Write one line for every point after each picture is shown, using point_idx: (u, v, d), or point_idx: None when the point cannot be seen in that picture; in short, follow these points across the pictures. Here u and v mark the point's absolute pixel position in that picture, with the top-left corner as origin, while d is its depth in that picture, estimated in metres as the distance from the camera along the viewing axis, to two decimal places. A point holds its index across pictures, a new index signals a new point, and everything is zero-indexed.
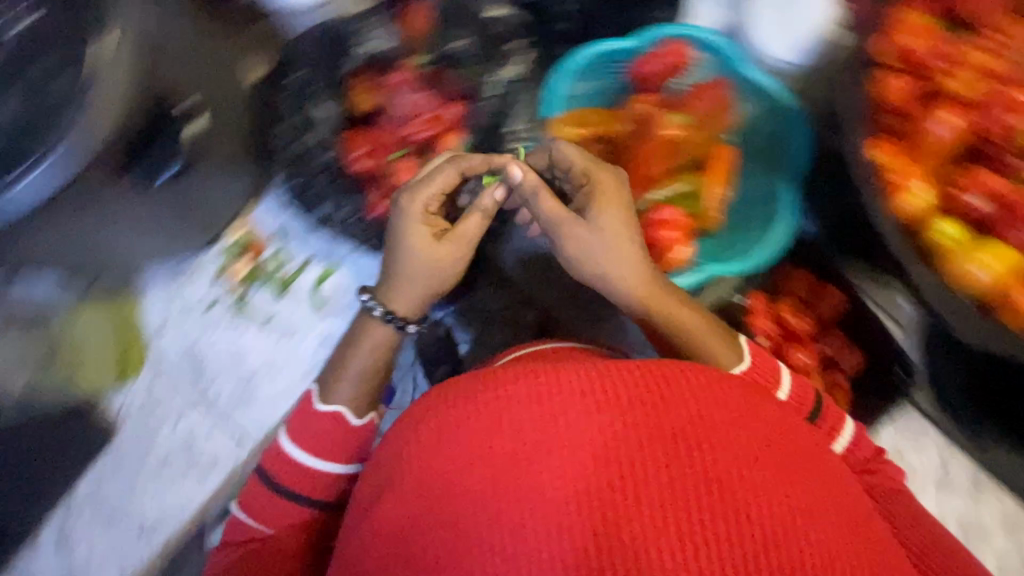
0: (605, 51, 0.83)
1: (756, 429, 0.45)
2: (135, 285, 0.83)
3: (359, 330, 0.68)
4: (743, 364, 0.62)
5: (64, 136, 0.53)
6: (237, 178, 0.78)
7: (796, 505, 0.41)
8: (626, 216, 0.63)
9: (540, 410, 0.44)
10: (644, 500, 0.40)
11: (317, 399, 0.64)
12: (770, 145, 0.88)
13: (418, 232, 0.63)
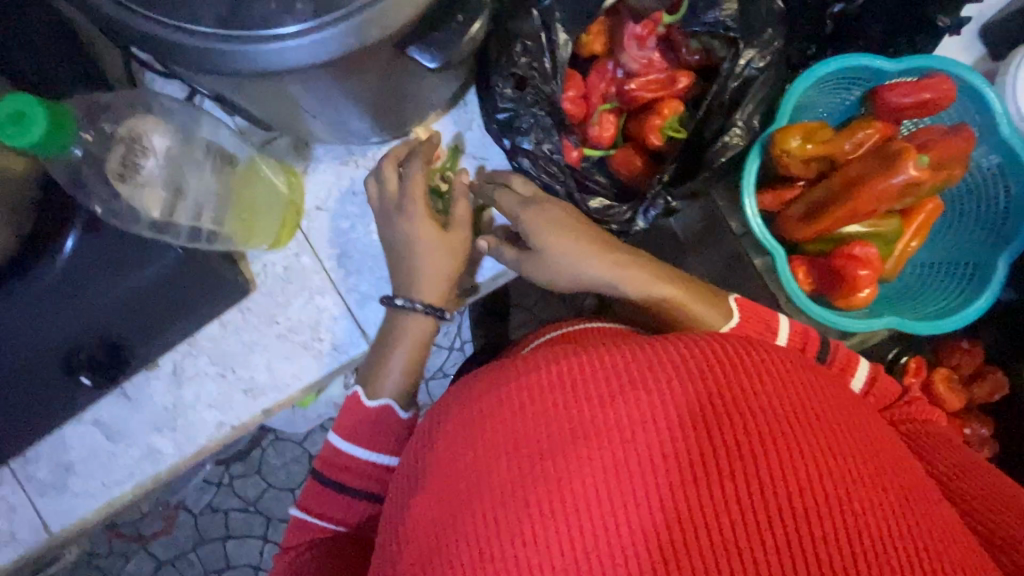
0: (858, 64, 0.71)
1: (866, 456, 0.40)
2: (307, 159, 0.84)
3: (398, 327, 0.71)
4: (731, 322, 0.63)
5: (351, 13, 0.48)
6: (446, 87, 0.75)
7: (849, 511, 0.38)
8: (564, 219, 0.65)
9: (624, 393, 0.42)
10: (697, 501, 0.39)
11: (364, 396, 0.67)
12: (987, 211, 0.75)
13: (419, 224, 0.69)
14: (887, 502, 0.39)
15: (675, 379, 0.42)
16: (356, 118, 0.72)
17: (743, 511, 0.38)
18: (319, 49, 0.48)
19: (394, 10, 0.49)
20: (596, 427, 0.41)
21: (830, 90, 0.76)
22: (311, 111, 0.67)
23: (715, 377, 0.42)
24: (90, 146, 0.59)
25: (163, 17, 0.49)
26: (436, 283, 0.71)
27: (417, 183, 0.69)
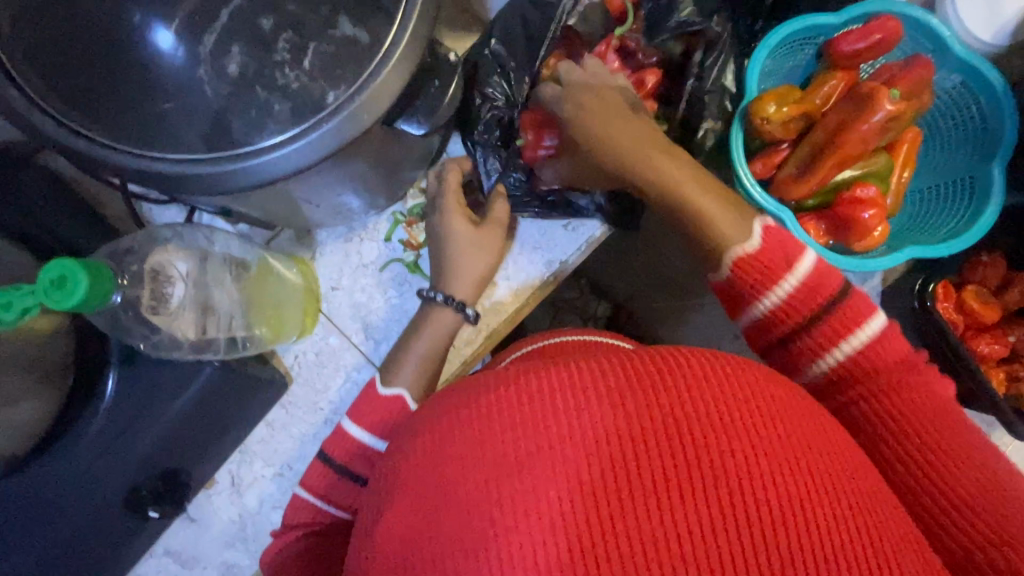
0: (809, 24, 0.74)
1: (775, 433, 0.41)
2: (313, 246, 0.86)
3: (422, 317, 0.75)
4: (755, 245, 0.60)
5: (337, 112, 0.54)
6: (432, 141, 0.78)
7: (776, 487, 0.39)
8: (621, 106, 0.68)
9: (555, 403, 0.42)
10: (623, 507, 0.39)
11: (379, 383, 0.71)
12: (966, 130, 0.78)
13: (454, 219, 0.74)
14: (796, 474, 0.39)
15: (595, 383, 0.42)
16: (353, 197, 0.75)
17: (647, 505, 0.39)
18: (319, 145, 0.54)
19: (377, 92, 0.54)
20: (522, 443, 0.41)
21: (787, 55, 0.79)
22: (309, 201, 0.71)
23: (637, 382, 0.42)
24: (127, 290, 0.62)
25: (171, 151, 0.54)
26: (462, 280, 0.74)
27: (450, 184, 0.75)
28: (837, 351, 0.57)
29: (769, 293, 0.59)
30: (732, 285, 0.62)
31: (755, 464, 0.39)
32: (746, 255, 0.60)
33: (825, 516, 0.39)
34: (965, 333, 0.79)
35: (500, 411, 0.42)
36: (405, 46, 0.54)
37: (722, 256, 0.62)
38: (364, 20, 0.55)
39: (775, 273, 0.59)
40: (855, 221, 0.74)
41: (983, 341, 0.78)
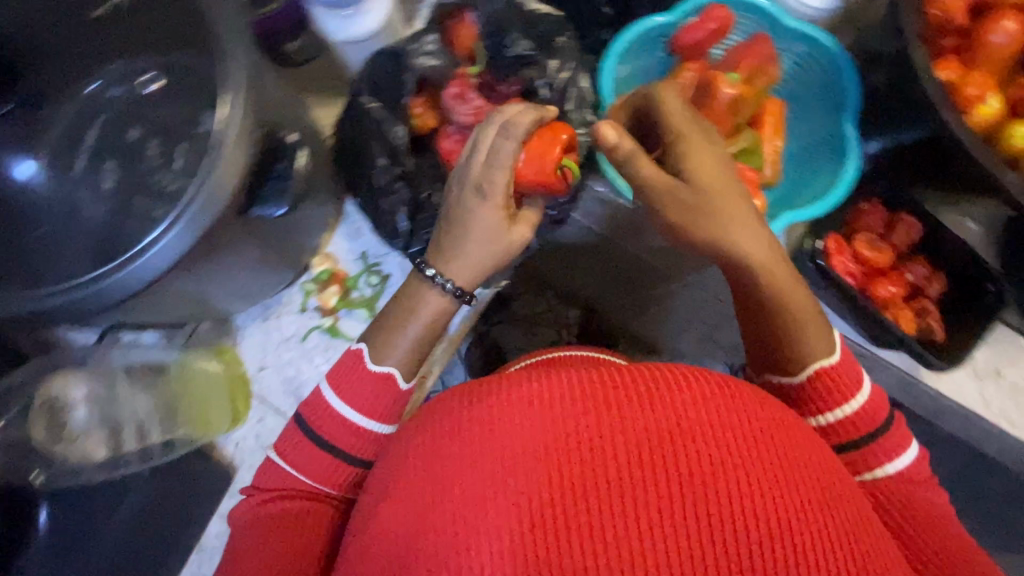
0: (647, 25, 0.77)
1: (731, 430, 0.44)
2: (233, 332, 0.87)
3: (416, 293, 0.67)
4: (832, 358, 0.62)
5: (194, 194, 0.52)
6: (322, 208, 0.80)
7: (730, 473, 0.42)
8: (718, 158, 0.63)
9: (515, 421, 0.45)
10: (585, 511, 0.41)
11: (370, 359, 0.67)
12: (821, 91, 0.81)
13: (491, 207, 0.62)
14: (742, 468, 0.42)
15: (556, 398, 0.45)
16: (254, 279, 0.76)
17: (611, 512, 0.41)
18: (185, 235, 0.53)
19: (221, 177, 0.52)
20: (488, 459, 0.43)
21: (640, 57, 0.81)
22: (205, 296, 0.72)
23: (602, 396, 0.45)
24: (11, 429, 0.82)
25: (45, 287, 0.55)
26: (475, 269, 0.65)
27: (508, 164, 0.60)
28: (872, 471, 0.61)
29: (827, 411, 0.62)
30: (796, 389, 0.64)
31: (708, 455, 0.43)
32: (823, 369, 0.62)
33: (769, 510, 0.41)
34: (867, 281, 0.82)
35: (464, 431, 0.46)
36: (238, 127, 0.53)
37: (795, 366, 0.63)
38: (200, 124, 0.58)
39: (832, 396, 0.62)
40: None
41: (883, 285, 0.81)
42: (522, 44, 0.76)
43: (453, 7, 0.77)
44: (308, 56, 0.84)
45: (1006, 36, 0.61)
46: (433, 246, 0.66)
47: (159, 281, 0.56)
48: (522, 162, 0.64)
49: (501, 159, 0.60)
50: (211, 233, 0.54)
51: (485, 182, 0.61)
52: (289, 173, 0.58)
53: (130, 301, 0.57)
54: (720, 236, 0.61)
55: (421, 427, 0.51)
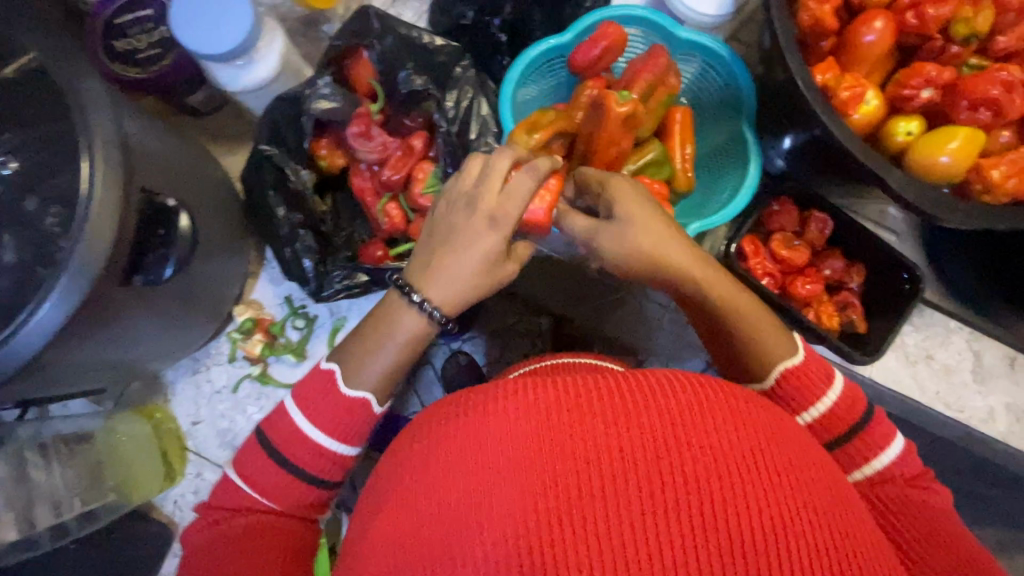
0: (542, 49, 0.77)
1: (740, 435, 0.39)
2: (163, 389, 0.86)
3: (392, 313, 0.60)
4: (797, 357, 0.59)
5: (63, 269, 0.50)
6: (237, 257, 0.79)
7: (744, 483, 0.37)
8: (648, 195, 0.64)
9: (514, 437, 0.39)
10: (586, 526, 0.36)
11: (341, 380, 0.60)
12: (722, 97, 0.82)
13: (492, 239, 0.57)
14: (767, 474, 0.38)
15: (560, 408, 0.40)
16: (171, 337, 0.75)
17: (614, 523, 0.36)
18: (62, 307, 0.51)
19: (89, 251, 0.50)
20: (474, 475, 0.39)
21: (540, 79, 0.82)
22: (118, 360, 0.70)
23: (597, 402, 0.40)
24: None
25: None
26: (463, 293, 0.58)
27: (525, 198, 0.56)
28: (868, 466, 0.56)
29: (807, 409, 0.58)
30: (769, 394, 0.60)
31: (721, 466, 0.38)
32: (790, 369, 0.59)
33: (793, 518, 0.36)
34: (786, 280, 0.83)
35: (461, 447, 0.40)
36: (99, 197, 0.51)
37: (762, 370, 0.60)
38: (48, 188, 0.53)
39: (806, 397, 0.58)
40: None
41: (802, 282, 0.82)
42: (416, 79, 0.75)
43: (350, 45, 0.75)
44: (217, 106, 0.87)
45: (879, 35, 0.61)
46: (411, 266, 0.60)
47: (47, 353, 0.54)
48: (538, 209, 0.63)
49: (519, 194, 0.56)
50: (91, 307, 0.53)
51: (500, 212, 0.56)
52: (175, 232, 0.57)
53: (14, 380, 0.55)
54: (669, 269, 0.60)
55: (411, 442, 0.46)
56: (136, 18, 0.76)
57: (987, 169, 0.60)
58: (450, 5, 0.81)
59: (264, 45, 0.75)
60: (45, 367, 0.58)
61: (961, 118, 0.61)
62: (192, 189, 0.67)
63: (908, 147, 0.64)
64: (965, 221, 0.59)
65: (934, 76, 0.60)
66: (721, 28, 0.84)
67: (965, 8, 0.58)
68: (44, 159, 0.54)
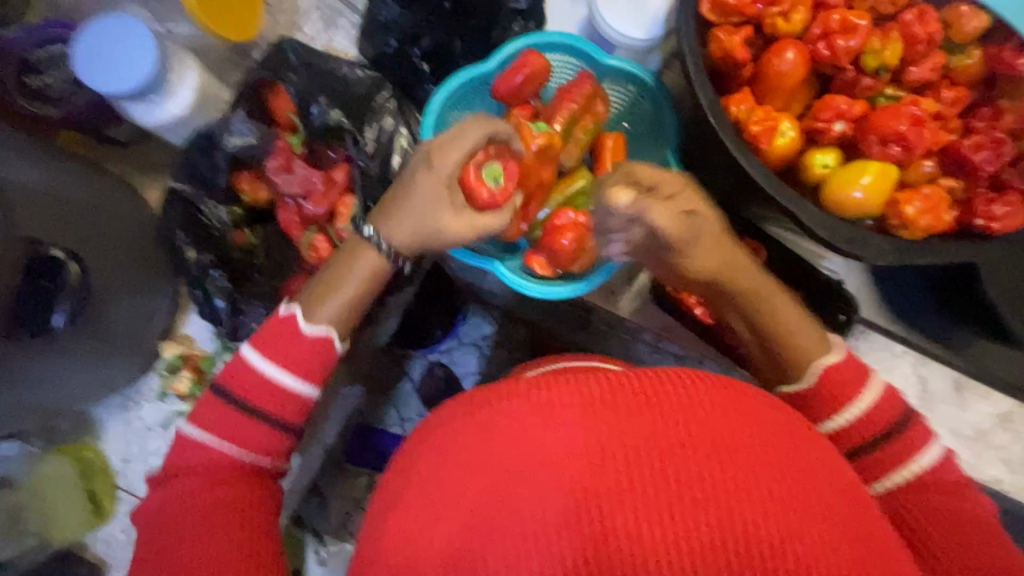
0: (465, 77, 0.75)
1: (773, 439, 0.38)
2: (92, 428, 0.84)
3: (357, 255, 0.60)
4: (835, 355, 0.56)
5: None
6: (157, 293, 0.78)
7: (788, 484, 0.36)
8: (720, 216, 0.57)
9: (542, 425, 0.37)
10: (632, 514, 0.34)
11: (301, 319, 0.56)
12: (655, 123, 0.80)
13: (432, 182, 0.57)
14: (796, 465, 0.37)
15: (588, 400, 0.38)
16: (88, 379, 0.73)
17: (658, 515, 0.34)
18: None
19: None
20: (511, 461, 0.36)
21: (468, 106, 0.80)
22: (29, 404, 0.69)
23: (643, 400, 0.38)
24: None
25: None
26: (411, 233, 0.58)
27: (467, 144, 0.58)
28: (889, 478, 0.53)
29: (840, 413, 0.54)
30: (803, 394, 0.56)
31: (764, 466, 0.36)
32: (828, 369, 0.55)
33: (831, 519, 0.35)
34: None
35: (481, 435, 0.38)
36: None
37: (798, 371, 0.56)
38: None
39: (838, 396, 0.54)
40: (561, 251, 0.73)
41: None
42: (331, 113, 0.75)
43: (263, 79, 0.75)
44: (142, 138, 0.85)
45: (793, 66, 0.60)
46: (377, 205, 0.61)
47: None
48: (472, 172, 0.60)
49: (462, 137, 0.58)
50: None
51: (435, 157, 0.58)
52: (65, 278, 0.57)
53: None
54: (715, 273, 0.57)
55: (418, 441, 0.43)
56: (48, 53, 0.75)
57: (902, 205, 0.59)
58: (370, 33, 0.80)
59: (176, 79, 0.73)
60: None
61: (873, 153, 0.59)
62: (92, 230, 0.66)
63: (826, 179, 0.62)
64: (879, 257, 0.57)
65: (844, 110, 0.59)
66: (652, 51, 0.83)
67: (873, 39, 0.57)
68: None
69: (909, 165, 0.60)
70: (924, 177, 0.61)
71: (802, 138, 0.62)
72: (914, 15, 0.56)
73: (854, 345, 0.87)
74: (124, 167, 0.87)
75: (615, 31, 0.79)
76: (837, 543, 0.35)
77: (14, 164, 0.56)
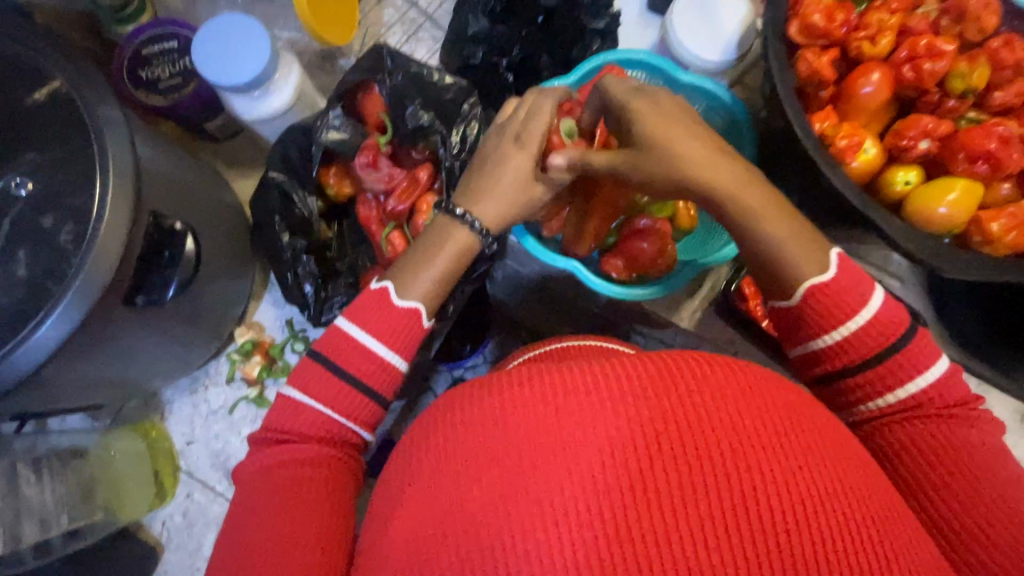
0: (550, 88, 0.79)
1: (785, 423, 0.38)
2: (160, 407, 0.86)
3: (442, 230, 0.59)
4: (826, 276, 0.49)
5: (76, 276, 0.53)
6: (239, 278, 0.81)
7: (804, 466, 0.36)
8: (687, 123, 0.54)
9: (561, 406, 0.38)
10: (654, 491, 0.35)
11: (393, 292, 0.56)
12: (726, 141, 0.84)
13: (523, 158, 0.58)
14: (814, 446, 0.37)
15: (605, 379, 0.39)
16: (171, 358, 0.75)
17: (681, 493, 0.35)
18: (64, 322, 0.53)
19: (92, 270, 0.53)
20: (538, 438, 0.37)
21: None
22: (121, 377, 0.71)
23: (651, 386, 0.38)
24: None
25: None
26: (504, 210, 0.59)
27: (550, 118, 0.59)
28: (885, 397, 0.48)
29: (835, 327, 0.49)
30: (796, 314, 0.51)
31: (776, 451, 0.36)
32: (816, 288, 0.49)
33: (854, 501, 0.35)
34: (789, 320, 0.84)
35: (505, 416, 0.39)
36: (108, 223, 0.53)
37: (786, 288, 0.51)
38: (56, 202, 0.55)
39: (818, 321, 0.49)
40: (637, 254, 0.77)
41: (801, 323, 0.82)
42: (423, 115, 0.78)
43: (361, 80, 0.79)
44: (233, 132, 0.90)
45: (879, 88, 0.63)
46: (460, 188, 0.61)
47: (45, 364, 0.55)
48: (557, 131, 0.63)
49: (542, 115, 0.59)
50: (87, 323, 0.55)
51: (523, 133, 0.59)
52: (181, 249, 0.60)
53: (11, 394, 0.56)
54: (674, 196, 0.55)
55: (447, 403, 0.44)
56: (160, 49, 0.80)
57: (986, 223, 0.60)
58: (459, 44, 0.84)
59: (279, 78, 0.77)
60: (46, 380, 0.59)
61: (959, 171, 0.62)
62: (198, 211, 0.69)
63: (907, 196, 0.64)
64: (964, 271, 0.58)
65: (930, 129, 0.62)
66: (722, 73, 0.87)
67: (960, 64, 0.60)
68: (62, 176, 0.55)
69: (989, 185, 0.62)
70: (1003, 199, 0.63)
71: (883, 154, 0.65)
72: (1001, 42, 0.60)
73: None
74: (213, 158, 0.91)
75: (691, 53, 0.84)
76: (857, 524, 0.35)
77: (143, 145, 0.60)
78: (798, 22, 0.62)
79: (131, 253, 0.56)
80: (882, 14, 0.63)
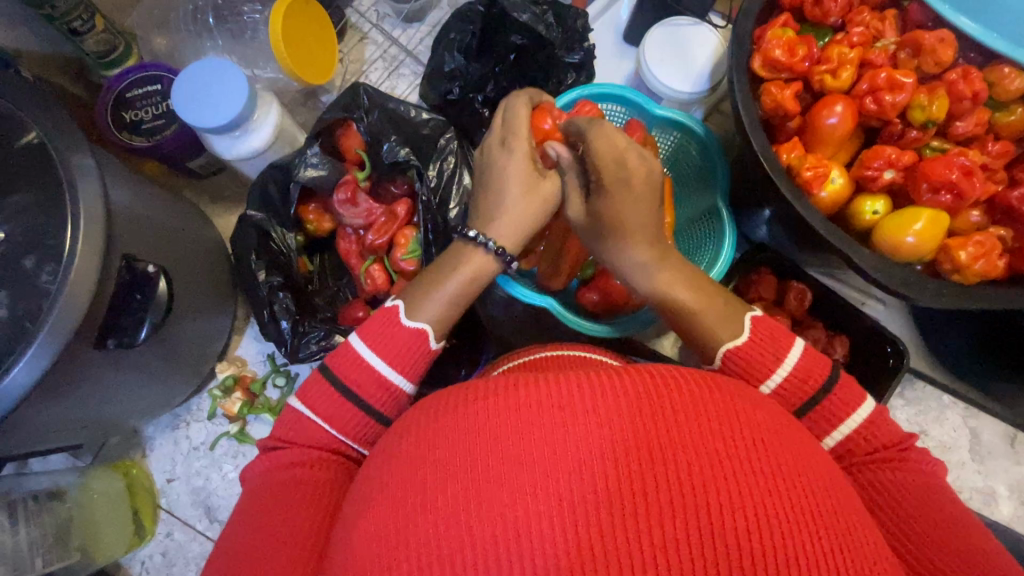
0: None
1: (751, 446, 0.37)
2: (142, 444, 0.86)
3: (458, 256, 0.60)
4: (740, 339, 0.50)
5: (46, 319, 0.53)
6: (220, 313, 0.82)
7: (770, 491, 0.35)
8: (643, 212, 0.55)
9: (518, 434, 0.37)
10: (611, 521, 0.34)
11: (404, 313, 0.56)
12: (700, 169, 0.85)
13: (519, 157, 0.60)
14: (781, 470, 0.37)
15: (566, 404, 0.38)
16: (148, 396, 0.75)
17: (638, 522, 0.34)
18: (33, 366, 0.53)
19: (63, 314, 0.53)
20: (492, 473, 0.36)
21: None
22: (100, 417, 0.71)
23: (613, 411, 0.37)
24: None
25: None
26: (524, 219, 0.60)
27: (524, 120, 0.62)
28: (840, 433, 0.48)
29: (767, 375, 0.49)
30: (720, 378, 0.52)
31: (739, 475, 0.35)
32: (733, 354, 0.50)
33: (822, 528, 0.35)
34: None
35: (457, 461, 0.37)
36: (78, 269, 0.54)
37: (705, 353, 0.53)
38: (33, 247, 0.56)
39: (773, 363, 0.49)
40: (611, 289, 0.77)
41: None
42: (400, 151, 0.79)
43: (337, 117, 0.79)
44: (216, 169, 0.92)
45: (842, 119, 0.64)
46: (472, 212, 0.63)
47: (16, 409, 0.55)
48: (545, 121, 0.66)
49: (519, 118, 0.63)
50: (56, 368, 0.56)
51: (512, 140, 0.61)
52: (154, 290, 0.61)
53: None
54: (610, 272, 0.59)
55: (395, 434, 0.44)
56: (145, 92, 0.82)
57: (955, 250, 0.60)
58: (435, 81, 0.86)
59: (258, 118, 0.79)
60: (17, 423, 0.59)
61: (924, 201, 0.62)
62: (176, 250, 0.70)
63: (876, 225, 0.64)
64: (936, 300, 0.58)
65: (894, 159, 0.63)
66: (695, 104, 0.89)
67: (919, 96, 0.61)
68: (35, 222, 0.56)
69: (957, 213, 0.63)
70: (972, 226, 0.63)
71: (850, 183, 0.65)
72: (959, 74, 0.61)
73: (901, 391, 0.86)
74: (197, 195, 0.93)
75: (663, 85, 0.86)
76: (821, 553, 0.34)
77: (118, 189, 0.62)
78: (761, 57, 0.63)
79: (102, 296, 0.56)
80: (843, 48, 0.65)
